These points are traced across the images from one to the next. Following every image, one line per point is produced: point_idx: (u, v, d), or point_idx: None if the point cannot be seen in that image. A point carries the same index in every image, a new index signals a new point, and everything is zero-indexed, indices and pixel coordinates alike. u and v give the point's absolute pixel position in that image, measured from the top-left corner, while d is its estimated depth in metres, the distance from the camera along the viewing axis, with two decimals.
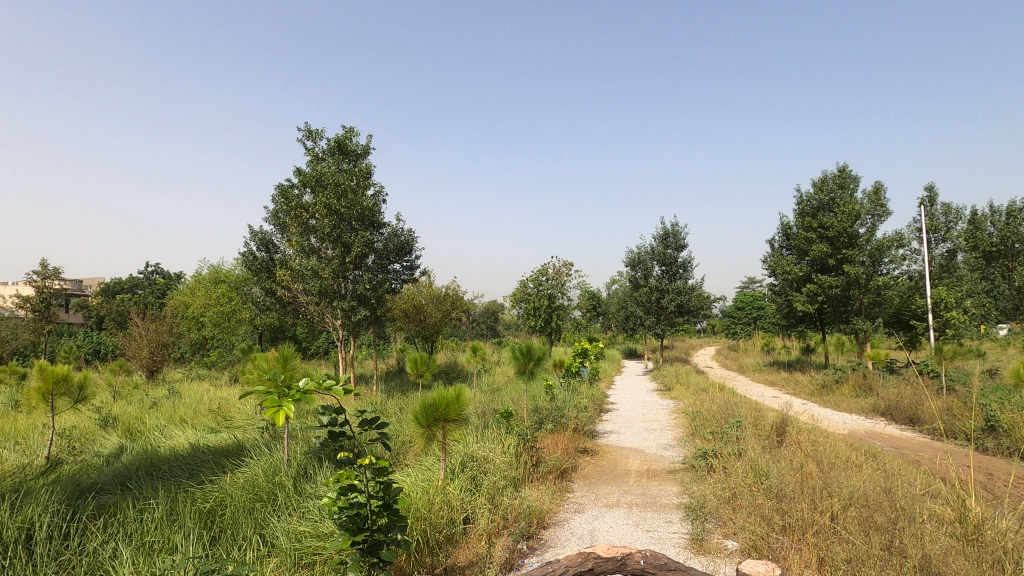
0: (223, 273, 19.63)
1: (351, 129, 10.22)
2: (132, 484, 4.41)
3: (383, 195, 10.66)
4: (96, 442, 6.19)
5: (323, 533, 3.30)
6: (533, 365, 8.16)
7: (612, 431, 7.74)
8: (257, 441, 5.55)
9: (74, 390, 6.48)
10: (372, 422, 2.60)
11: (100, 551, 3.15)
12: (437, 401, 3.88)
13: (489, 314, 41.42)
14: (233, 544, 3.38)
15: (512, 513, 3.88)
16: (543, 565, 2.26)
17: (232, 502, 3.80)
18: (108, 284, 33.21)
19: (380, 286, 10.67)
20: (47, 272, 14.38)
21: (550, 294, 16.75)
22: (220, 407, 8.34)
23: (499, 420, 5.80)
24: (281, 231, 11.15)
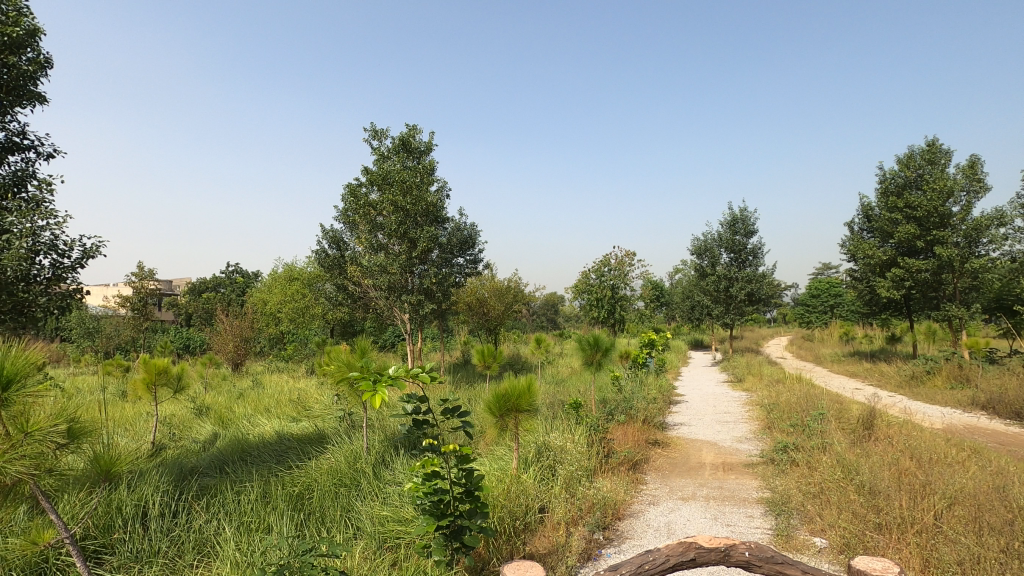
0: (297, 271, 20.64)
1: (414, 127, 10.46)
2: (228, 468, 4.75)
3: (446, 190, 10.85)
4: (193, 430, 6.69)
5: (404, 518, 3.43)
6: (601, 356, 8.07)
7: (684, 424, 7.56)
8: (337, 429, 5.82)
9: (174, 381, 7.03)
10: (455, 410, 2.64)
11: (206, 528, 3.41)
12: (510, 392, 3.93)
13: (550, 307, 41.36)
14: (322, 526, 3.58)
15: (588, 503, 3.87)
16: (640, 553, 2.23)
17: (318, 487, 4.00)
18: (196, 283, 35.72)
19: (445, 280, 10.91)
20: (144, 273, 15.66)
21: (613, 285, 16.53)
22: (300, 398, 8.81)
23: (569, 411, 5.79)
24: (351, 229, 11.56)
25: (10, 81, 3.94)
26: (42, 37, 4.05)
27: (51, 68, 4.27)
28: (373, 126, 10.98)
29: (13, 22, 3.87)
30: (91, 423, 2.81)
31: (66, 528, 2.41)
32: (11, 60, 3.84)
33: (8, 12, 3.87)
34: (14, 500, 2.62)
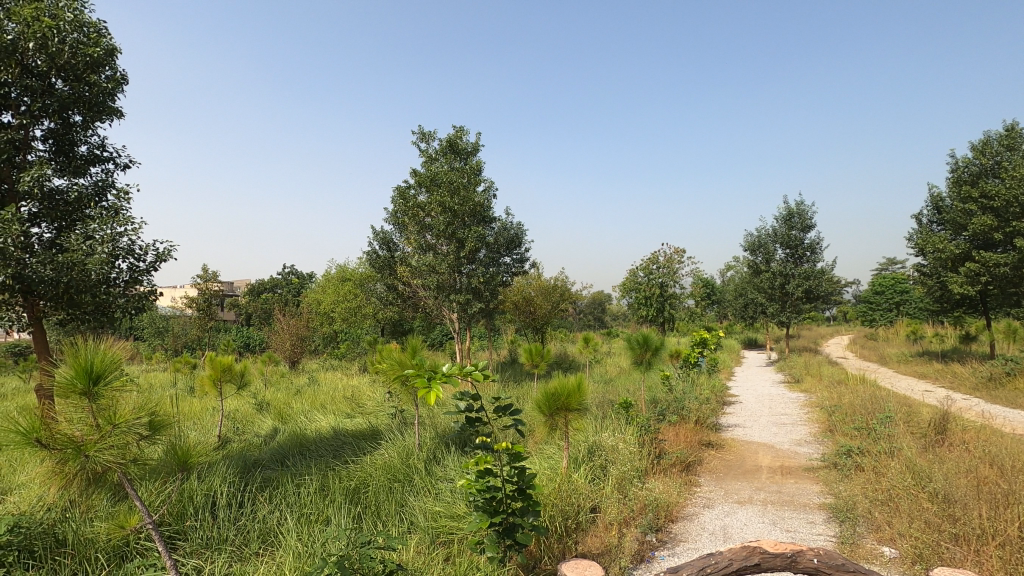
0: (349, 271, 21.27)
1: (461, 129, 10.58)
2: (288, 462, 4.96)
3: (492, 190, 10.94)
4: (254, 424, 7.00)
5: (457, 514, 3.49)
6: (651, 355, 7.92)
7: (738, 425, 7.33)
8: (389, 426, 5.97)
9: (237, 377, 7.39)
10: (507, 409, 2.65)
11: (269, 518, 3.57)
12: (560, 391, 3.92)
13: (597, 306, 40.97)
14: (378, 520, 3.68)
15: (641, 504, 3.81)
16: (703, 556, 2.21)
17: (373, 482, 4.12)
18: (255, 284, 37.40)
19: (492, 279, 11.00)
20: (208, 275, 16.52)
21: (662, 283, 16.21)
22: (354, 395, 9.07)
23: (619, 411, 5.73)
24: (400, 230, 11.81)
25: (91, 97, 4.21)
26: (119, 55, 4.30)
27: (127, 83, 4.53)
28: (421, 129, 11.20)
29: (93, 42, 4.13)
30: (170, 416, 2.98)
31: (150, 515, 2.59)
32: (92, 78, 4.09)
33: (89, 32, 4.13)
34: (102, 487, 2.84)
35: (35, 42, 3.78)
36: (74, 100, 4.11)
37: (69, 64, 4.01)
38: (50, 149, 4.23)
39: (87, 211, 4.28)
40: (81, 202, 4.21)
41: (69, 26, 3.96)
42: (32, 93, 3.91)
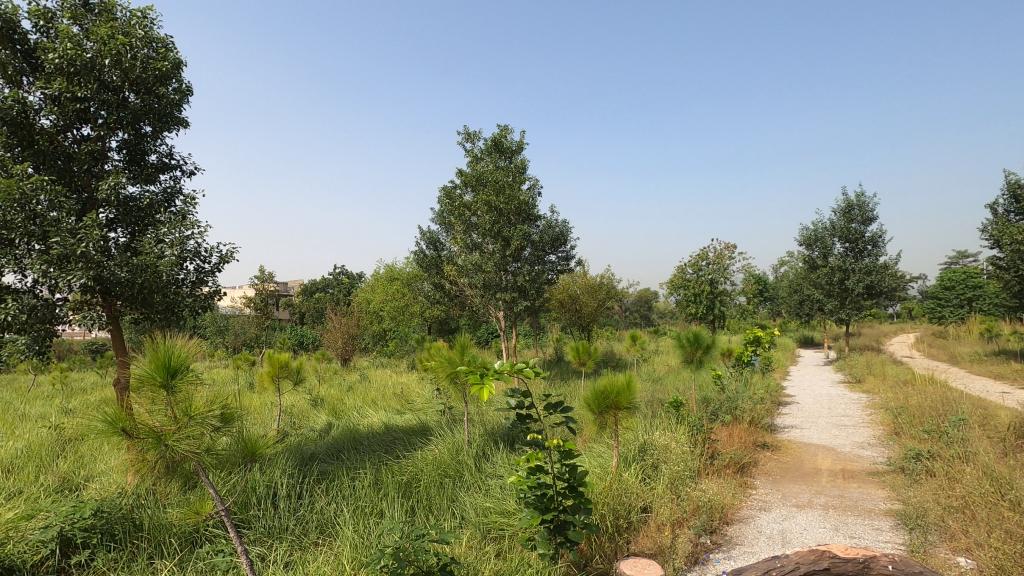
0: (397, 271, 21.72)
1: (506, 128, 10.63)
2: (342, 455, 5.13)
3: (537, 188, 10.93)
4: (310, 419, 7.27)
5: (508, 511, 3.52)
6: (701, 354, 7.73)
7: (795, 426, 7.05)
8: (439, 422, 6.07)
9: (293, 374, 7.67)
10: (557, 406, 2.64)
11: (326, 510, 3.70)
12: (609, 389, 3.89)
13: (644, 303, 40.29)
14: (430, 513, 3.75)
15: (694, 505, 3.73)
16: (768, 559, 2.16)
17: (424, 477, 4.20)
18: (307, 284, 38.76)
19: (538, 277, 10.99)
20: (265, 275, 17.22)
21: (711, 279, 15.77)
22: (403, 392, 9.26)
23: (669, 410, 5.62)
24: (447, 230, 11.97)
25: (160, 109, 4.46)
26: (185, 68, 4.53)
27: (191, 95, 4.77)
28: (466, 129, 11.32)
29: (162, 56, 4.37)
30: (237, 410, 3.12)
31: (222, 502, 2.69)
32: (160, 91, 4.34)
33: (158, 48, 4.37)
34: (179, 476, 2.99)
35: (111, 58, 4.04)
36: (145, 112, 4.37)
37: (141, 78, 4.26)
38: (124, 159, 4.51)
39: (157, 216, 4.54)
40: (152, 208, 4.47)
41: (140, 43, 4.22)
42: (108, 107, 4.18)
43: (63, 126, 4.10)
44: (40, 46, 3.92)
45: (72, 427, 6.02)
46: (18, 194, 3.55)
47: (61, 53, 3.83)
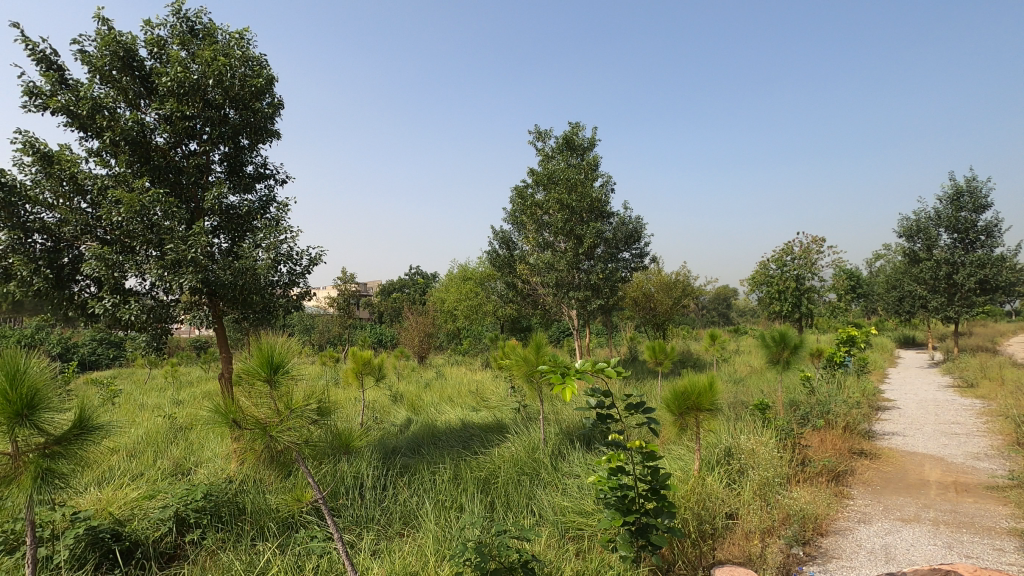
0: (470, 271, 22.15)
1: (577, 125, 10.57)
2: (422, 450, 5.31)
3: (610, 184, 10.77)
4: (391, 414, 7.57)
5: (585, 511, 3.50)
6: (789, 354, 7.30)
7: (897, 434, 6.50)
8: (514, 420, 6.12)
9: (375, 370, 8.01)
10: (639, 406, 2.56)
11: (409, 502, 3.84)
12: (690, 390, 3.77)
13: (722, 301, 38.68)
14: (508, 510, 3.80)
15: (784, 514, 3.53)
16: None
17: (502, 473, 4.26)
18: (385, 285, 40.41)
19: (612, 275, 10.81)
20: (347, 276, 18.12)
21: (797, 275, 14.88)
22: (478, 390, 9.43)
23: (755, 413, 5.35)
24: (519, 229, 12.05)
25: (255, 122, 4.79)
26: (277, 83, 4.84)
27: (283, 108, 5.09)
28: (537, 128, 11.37)
29: (257, 73, 4.70)
30: (329, 404, 3.29)
31: (320, 492, 2.77)
32: (256, 106, 4.67)
33: (253, 65, 4.70)
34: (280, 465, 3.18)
35: (213, 78, 4.39)
36: (243, 126, 4.71)
37: (239, 95, 4.60)
38: (225, 170, 4.88)
39: (254, 222, 4.89)
40: (249, 215, 4.82)
41: (238, 62, 4.55)
42: (211, 123, 4.54)
43: (174, 143, 4.50)
44: (154, 70, 4.32)
45: (184, 416, 6.62)
46: (139, 206, 3.94)
47: (172, 76, 4.20)
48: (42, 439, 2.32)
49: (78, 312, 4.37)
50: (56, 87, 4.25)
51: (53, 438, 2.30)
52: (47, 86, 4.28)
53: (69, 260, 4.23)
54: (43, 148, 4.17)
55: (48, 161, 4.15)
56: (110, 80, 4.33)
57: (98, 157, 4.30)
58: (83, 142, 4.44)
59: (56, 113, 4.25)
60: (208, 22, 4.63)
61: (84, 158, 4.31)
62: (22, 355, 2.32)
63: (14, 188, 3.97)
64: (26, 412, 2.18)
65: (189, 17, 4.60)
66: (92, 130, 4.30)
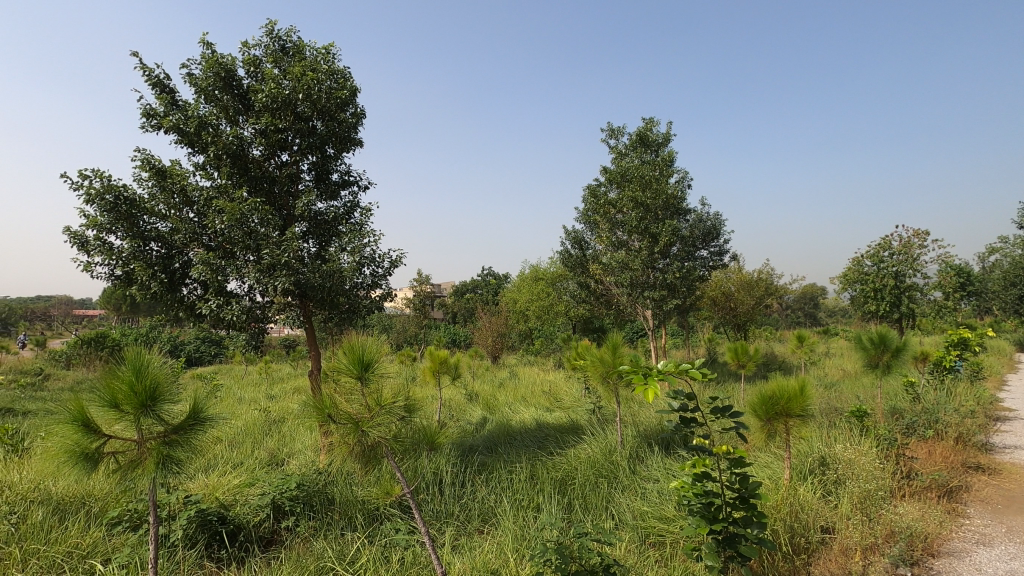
0: (542, 271, 22.20)
1: (651, 120, 10.32)
2: (498, 449, 5.37)
3: (687, 180, 10.42)
4: (467, 412, 7.71)
5: (666, 517, 3.41)
6: (889, 357, 6.73)
7: (1021, 447, 5.83)
8: (589, 421, 6.05)
9: (451, 369, 8.19)
10: (725, 410, 2.43)
11: (486, 500, 3.90)
12: (779, 394, 3.56)
13: (808, 300, 36.42)
14: (586, 512, 3.76)
15: (888, 530, 3.25)
16: None
17: (579, 475, 4.23)
18: (458, 286, 41.34)
19: (689, 274, 10.45)
20: (422, 278, 18.69)
21: (896, 272, 13.73)
22: (552, 390, 9.42)
23: (851, 420, 4.98)
24: (591, 228, 11.94)
25: (341, 133, 5.05)
26: (359, 93, 5.06)
27: (365, 117, 5.31)
28: (610, 125, 11.23)
29: (341, 85, 4.93)
30: (414, 402, 3.39)
31: (406, 486, 2.86)
32: (340, 117, 4.91)
33: (338, 78, 4.94)
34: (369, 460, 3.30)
35: (303, 92, 4.66)
36: (329, 137, 4.97)
37: (325, 107, 4.85)
38: (313, 178, 5.17)
39: (340, 227, 5.14)
40: (336, 220, 5.08)
41: (325, 76, 4.80)
42: (301, 135, 4.83)
43: (269, 154, 4.82)
44: (251, 88, 4.65)
45: (277, 410, 7.09)
46: (239, 214, 4.26)
47: (267, 92, 4.50)
48: (162, 428, 2.55)
49: (187, 312, 4.77)
50: (168, 108, 4.67)
51: (171, 428, 2.53)
52: (161, 107, 4.71)
53: (180, 265, 4.64)
54: (158, 164, 4.60)
55: (161, 175, 4.56)
56: (213, 99, 4.70)
57: (204, 170, 4.68)
58: (191, 157, 4.85)
59: (168, 132, 4.67)
60: (297, 40, 4.93)
61: (191, 172, 4.71)
62: (145, 352, 2.58)
63: (134, 201, 4.41)
64: (150, 403, 2.43)
65: (281, 36, 4.91)
66: (198, 146, 4.69)
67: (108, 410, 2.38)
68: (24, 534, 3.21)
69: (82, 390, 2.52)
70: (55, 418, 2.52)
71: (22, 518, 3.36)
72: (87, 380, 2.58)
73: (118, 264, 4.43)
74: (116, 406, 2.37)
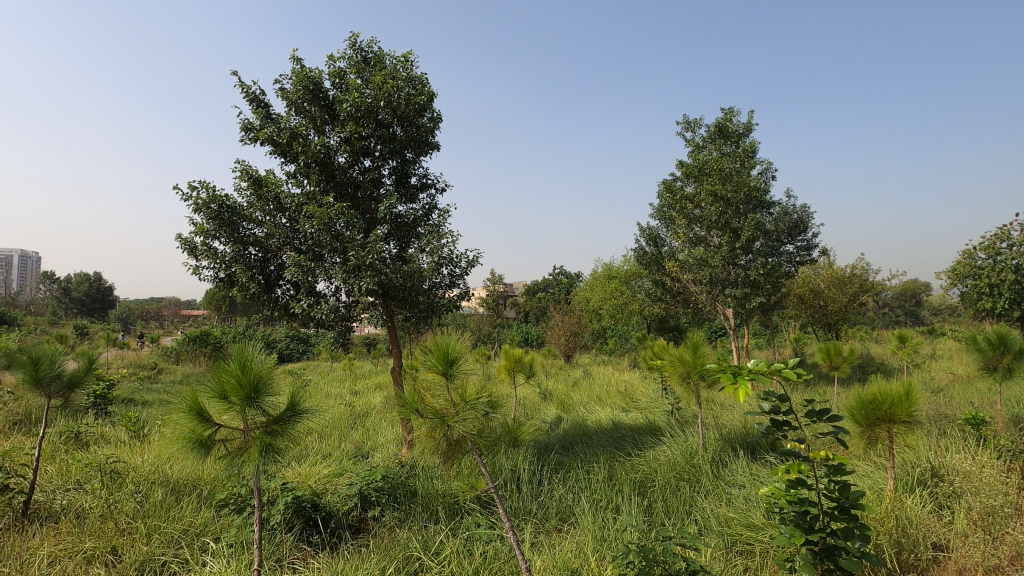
0: (615, 269, 21.86)
1: (731, 110, 9.91)
2: (573, 448, 5.36)
3: (771, 171, 9.90)
4: (542, 411, 7.74)
5: (754, 524, 3.27)
6: (1011, 360, 6.05)
7: None
8: (668, 422, 5.88)
9: (526, 367, 8.24)
10: (822, 414, 2.28)
11: (564, 499, 3.89)
12: (881, 399, 3.29)
13: (908, 296, 33.56)
14: (667, 515, 3.66)
15: (1015, 552, 2.92)
16: None
17: (659, 477, 4.12)
18: (530, 286, 41.60)
19: (774, 271, 9.91)
20: (496, 277, 18.94)
21: (1016, 265, 12.35)
22: (627, 390, 9.26)
23: (967, 429, 4.54)
24: (667, 225, 11.61)
25: (419, 137, 5.21)
26: (437, 98, 5.20)
27: (442, 120, 5.45)
28: (686, 117, 10.91)
29: (420, 91, 5.09)
30: (496, 399, 3.43)
31: (492, 482, 2.90)
32: (418, 121, 5.06)
33: (417, 84, 5.09)
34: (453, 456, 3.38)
35: (383, 99, 4.85)
36: (408, 141, 5.15)
37: (405, 113, 5.02)
38: (393, 182, 5.37)
39: (418, 229, 5.31)
40: (415, 222, 5.25)
41: (403, 83, 4.96)
42: (383, 141, 5.04)
43: (353, 161, 5.06)
44: (336, 98, 4.89)
45: (361, 405, 7.42)
46: (327, 218, 4.50)
47: (351, 102, 4.72)
48: (263, 419, 2.75)
49: (281, 312, 5.10)
50: (263, 122, 5.01)
51: (272, 418, 2.72)
52: (257, 121, 5.07)
53: (275, 267, 4.98)
54: (255, 174, 4.95)
55: (258, 184, 4.91)
56: (303, 110, 5.00)
57: (295, 178, 4.99)
58: (284, 166, 5.19)
59: (264, 143, 5.02)
60: (378, 49, 5.12)
61: (284, 181, 5.03)
62: (248, 348, 2.78)
63: (235, 209, 4.77)
64: (254, 395, 2.62)
65: (363, 47, 5.13)
66: (290, 155, 5.01)
67: (218, 400, 2.60)
68: (147, 511, 3.57)
69: (196, 382, 2.77)
70: (173, 407, 2.78)
71: (146, 498, 3.74)
72: (200, 372, 2.83)
73: (222, 267, 4.82)
74: (224, 397, 2.58)
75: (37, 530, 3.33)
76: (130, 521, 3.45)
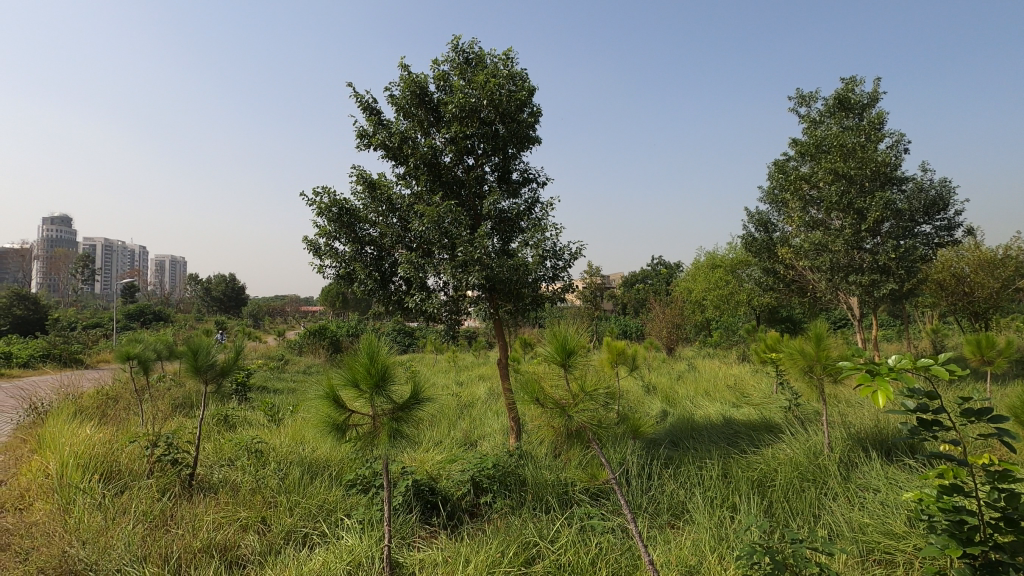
0: (720, 257, 20.80)
1: (853, 80, 9.07)
2: (682, 443, 5.20)
3: (903, 143, 8.93)
4: (647, 404, 7.58)
5: (894, 532, 3.00)
6: None
7: None
8: (786, 419, 5.52)
9: (628, 359, 8.12)
10: (979, 413, 2.01)
11: (675, 494, 3.80)
12: None
13: None
14: (792, 518, 3.44)
15: None
16: None
17: (779, 475, 3.89)
18: (628, 278, 40.71)
19: (909, 254, 8.80)
20: (593, 269, 18.78)
21: None
22: (737, 385, 8.80)
23: None
24: (779, 208, 10.88)
25: (520, 132, 5.28)
26: (537, 93, 5.23)
27: (542, 115, 5.47)
28: (801, 93, 10.15)
29: (520, 87, 5.16)
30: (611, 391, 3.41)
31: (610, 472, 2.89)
32: (519, 117, 5.13)
33: (517, 81, 5.16)
34: (566, 446, 3.40)
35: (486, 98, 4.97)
36: (510, 137, 5.23)
37: (506, 110, 5.11)
38: (496, 179, 5.49)
39: (521, 223, 5.39)
40: (517, 217, 5.34)
41: (504, 80, 5.05)
42: (485, 139, 5.17)
43: (457, 160, 5.24)
44: (441, 100, 5.08)
45: (467, 396, 7.69)
46: (437, 216, 4.70)
47: (457, 103, 4.89)
48: (389, 406, 2.95)
49: (395, 306, 5.41)
50: (376, 128, 5.32)
51: (398, 406, 2.90)
52: (370, 128, 5.39)
53: (389, 264, 5.28)
54: (369, 177, 5.27)
55: (372, 187, 5.23)
56: (411, 114, 5.25)
57: (405, 180, 5.26)
58: (395, 169, 5.48)
59: (377, 148, 5.33)
60: (479, 49, 5.23)
61: (395, 183, 5.32)
62: (374, 340, 2.99)
63: (354, 211, 5.12)
64: (381, 385, 2.81)
65: (465, 48, 5.26)
66: (401, 158, 5.30)
67: (350, 387, 2.83)
68: (288, 487, 3.96)
69: (329, 371, 3.02)
70: (310, 393, 3.06)
71: (286, 475, 4.15)
72: (332, 363, 3.08)
73: (343, 266, 5.20)
74: (356, 384, 2.80)
75: (202, 498, 3.82)
76: (275, 495, 3.85)
